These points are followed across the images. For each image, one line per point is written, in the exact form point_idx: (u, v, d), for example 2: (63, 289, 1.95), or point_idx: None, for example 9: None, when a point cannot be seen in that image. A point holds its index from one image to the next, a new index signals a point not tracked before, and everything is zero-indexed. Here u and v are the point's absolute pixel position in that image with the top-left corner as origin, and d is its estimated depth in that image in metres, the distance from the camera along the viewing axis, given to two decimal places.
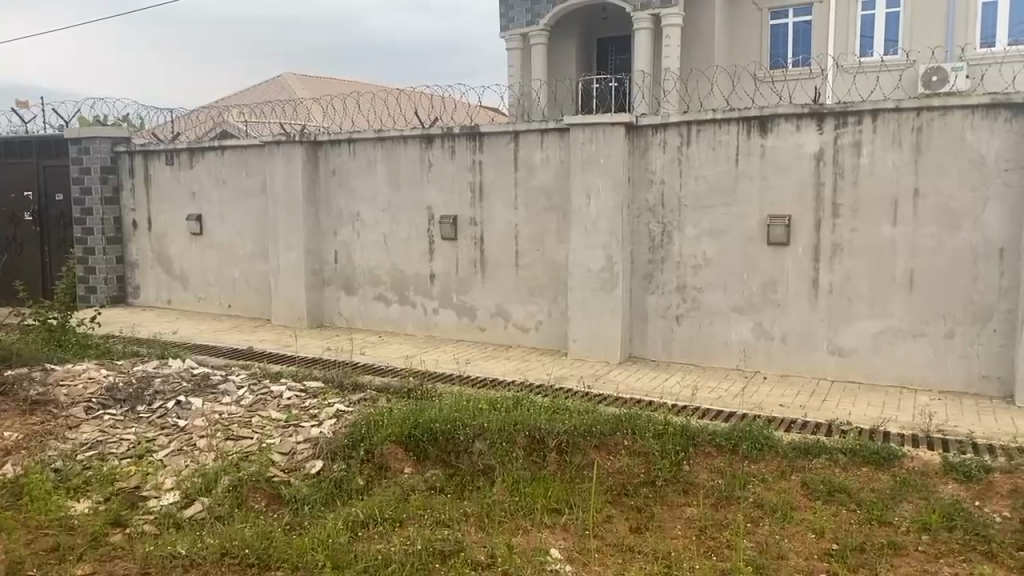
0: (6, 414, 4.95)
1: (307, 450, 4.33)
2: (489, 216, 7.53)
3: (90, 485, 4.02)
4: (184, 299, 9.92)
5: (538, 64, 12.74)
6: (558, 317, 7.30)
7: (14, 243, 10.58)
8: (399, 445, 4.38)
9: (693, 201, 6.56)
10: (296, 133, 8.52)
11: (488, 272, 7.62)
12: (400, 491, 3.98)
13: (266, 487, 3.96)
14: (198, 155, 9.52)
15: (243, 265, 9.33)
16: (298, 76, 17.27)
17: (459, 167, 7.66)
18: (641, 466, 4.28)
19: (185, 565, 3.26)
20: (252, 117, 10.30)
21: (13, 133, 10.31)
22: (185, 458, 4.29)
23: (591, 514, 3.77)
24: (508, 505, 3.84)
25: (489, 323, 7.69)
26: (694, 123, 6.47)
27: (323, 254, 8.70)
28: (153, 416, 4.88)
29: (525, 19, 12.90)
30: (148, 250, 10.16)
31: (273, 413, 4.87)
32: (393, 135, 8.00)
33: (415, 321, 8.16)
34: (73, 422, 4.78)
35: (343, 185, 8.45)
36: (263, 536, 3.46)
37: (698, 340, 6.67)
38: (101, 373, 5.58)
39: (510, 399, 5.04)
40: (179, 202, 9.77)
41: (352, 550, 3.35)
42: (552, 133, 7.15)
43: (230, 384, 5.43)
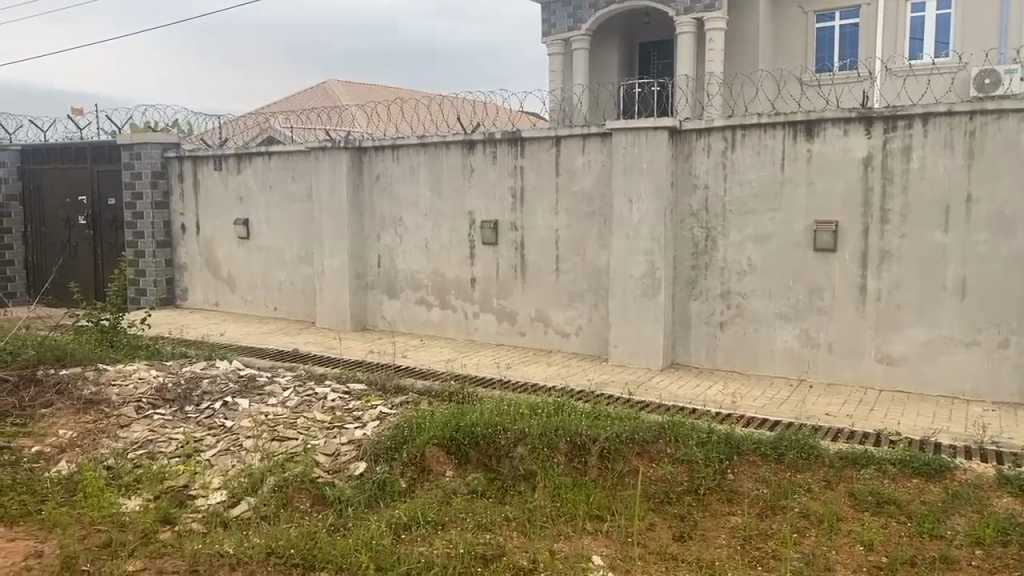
0: (61, 414, 5.08)
1: (350, 453, 4.38)
2: (531, 221, 7.54)
3: (140, 483, 4.12)
4: (231, 301, 10.11)
5: (580, 69, 12.73)
6: (599, 323, 7.27)
7: (68, 246, 10.90)
8: (440, 448, 4.39)
9: (738, 206, 6.49)
10: (341, 139, 8.63)
11: (528, 276, 7.62)
12: (441, 494, 4.00)
13: (310, 488, 4.00)
14: (246, 161, 9.70)
15: (288, 269, 9.47)
16: (342, 83, 17.51)
17: (500, 173, 7.69)
18: (683, 474, 4.24)
19: (232, 564, 3.31)
20: (297, 123, 10.46)
21: (68, 140, 10.61)
22: (232, 458, 4.36)
23: (633, 522, 3.74)
24: (550, 511, 3.83)
25: (529, 328, 7.69)
26: (739, 128, 6.41)
27: (366, 258, 8.79)
28: (201, 416, 4.97)
29: (566, 24, 12.91)
30: (196, 254, 10.38)
31: (317, 414, 4.94)
32: (435, 141, 8.05)
33: (455, 325, 8.20)
34: (124, 421, 4.90)
35: (386, 190, 8.53)
36: (308, 537, 3.50)
37: (742, 348, 6.58)
38: (150, 373, 5.70)
39: (551, 404, 5.03)
40: (227, 206, 9.95)
41: (394, 553, 3.37)
42: (594, 138, 7.13)
43: (276, 386, 5.51)
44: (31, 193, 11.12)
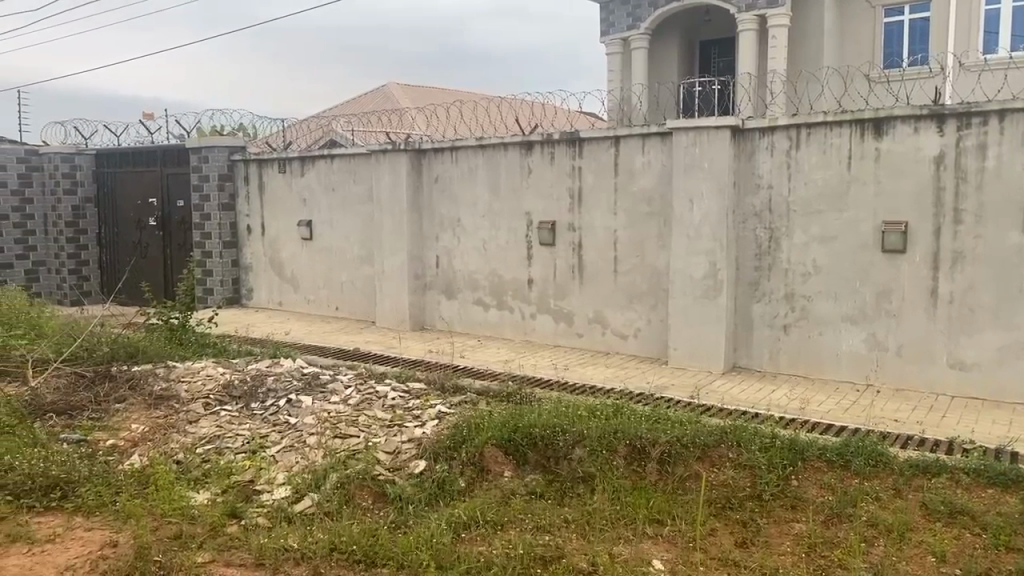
0: (134, 409, 5.26)
1: (410, 451, 4.42)
2: (589, 222, 7.51)
3: (208, 477, 4.23)
4: (294, 301, 10.33)
5: (639, 69, 12.63)
6: (658, 325, 7.20)
7: (140, 246, 11.29)
8: (499, 448, 4.41)
9: (802, 207, 6.35)
10: (401, 141, 8.73)
11: (586, 277, 7.59)
12: (500, 495, 4.01)
13: (371, 485, 4.06)
14: (309, 164, 9.89)
15: (349, 269, 9.63)
16: (401, 85, 17.74)
17: (559, 173, 7.67)
18: (745, 479, 4.16)
19: (296, 558, 3.38)
20: (358, 125, 10.62)
21: (140, 144, 10.98)
22: (296, 454, 4.45)
23: (695, 527, 3.69)
24: (610, 514, 3.80)
25: (587, 330, 7.65)
26: (804, 126, 6.27)
27: (424, 259, 8.88)
28: (267, 413, 5.09)
29: (625, 23, 12.83)
30: (261, 254, 10.63)
31: (378, 413, 5.01)
32: (493, 142, 8.08)
33: (513, 326, 8.21)
34: (192, 416, 5.04)
35: (445, 191, 8.60)
36: (369, 533, 3.55)
37: (806, 351, 6.44)
38: (218, 371, 5.85)
39: (610, 406, 5.00)
40: (291, 208, 10.17)
41: (455, 552, 3.39)
42: (654, 137, 7.06)
43: (338, 384, 5.61)
44: (106, 196, 11.54)
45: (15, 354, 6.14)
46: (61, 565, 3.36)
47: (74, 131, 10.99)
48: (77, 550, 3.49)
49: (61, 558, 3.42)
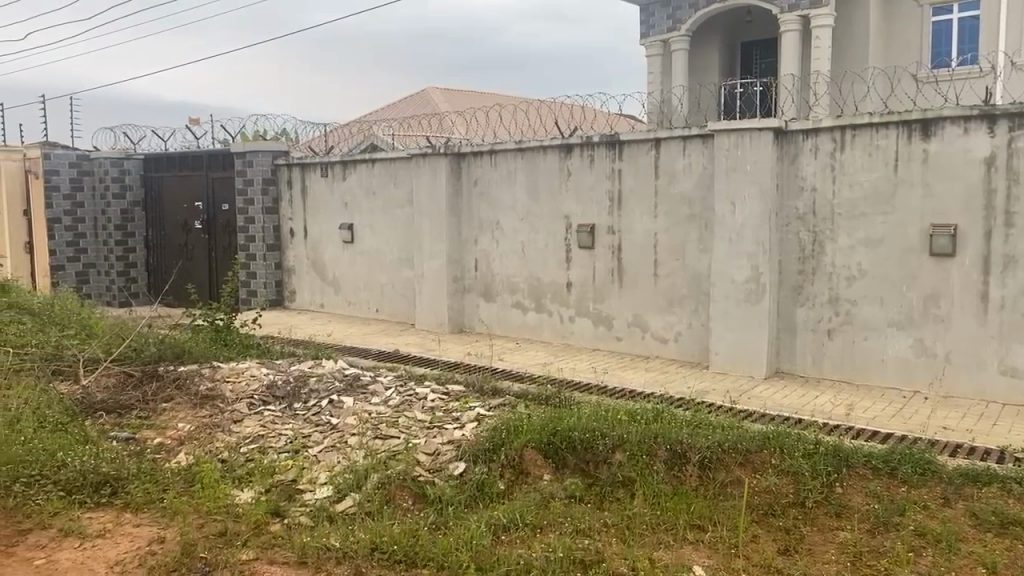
0: (180, 408, 5.37)
1: (449, 452, 4.44)
2: (629, 225, 7.47)
3: (252, 476, 4.30)
4: (335, 303, 10.45)
5: (679, 71, 12.52)
6: (698, 329, 7.14)
7: (186, 249, 11.53)
8: (538, 451, 4.40)
9: (847, 209, 6.25)
10: (441, 145, 8.78)
11: (626, 280, 7.55)
12: (539, 498, 4.00)
13: (411, 486, 4.09)
14: (350, 168, 10.00)
15: (389, 272, 9.72)
16: (441, 90, 17.88)
17: (598, 176, 7.65)
18: (788, 486, 4.10)
19: (338, 557, 3.41)
20: (398, 129, 10.71)
21: (186, 148, 11.21)
22: (337, 454, 4.50)
23: (736, 533, 3.64)
24: (649, 518, 3.78)
25: (627, 334, 7.62)
26: (849, 127, 6.17)
27: (463, 261, 8.92)
28: (309, 413, 5.16)
29: (665, 25, 12.76)
30: (303, 257, 10.78)
31: (417, 414, 5.04)
32: (532, 145, 8.09)
33: (551, 329, 8.20)
34: (237, 416, 5.12)
35: (484, 194, 8.63)
36: (409, 534, 3.57)
37: (851, 356, 6.33)
38: (261, 371, 5.95)
39: (650, 411, 4.97)
40: (332, 212, 10.30)
41: (494, 554, 3.40)
42: (695, 139, 7.00)
43: (378, 385, 5.66)
44: (153, 199, 11.80)
45: (67, 353, 6.30)
46: (111, 560, 3.45)
47: (123, 136, 11.27)
48: (127, 545, 3.58)
49: (111, 553, 3.52)
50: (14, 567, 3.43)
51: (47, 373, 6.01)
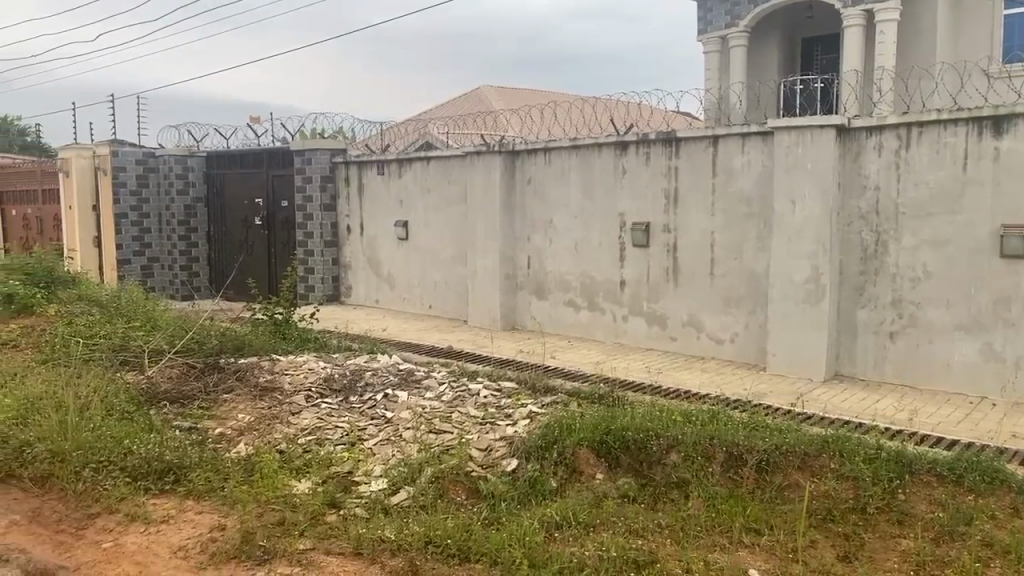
0: (240, 399, 5.50)
1: (502, 449, 4.45)
2: (685, 223, 7.39)
3: (309, 467, 4.37)
4: (390, 299, 10.57)
5: (737, 68, 12.34)
6: (755, 329, 7.02)
7: (246, 244, 11.80)
8: (591, 450, 4.38)
9: (912, 209, 6.07)
10: (496, 142, 8.81)
11: (681, 280, 7.47)
12: (592, 497, 3.98)
13: (465, 481, 4.12)
14: (406, 165, 10.10)
15: (443, 268, 9.79)
16: (495, 88, 17.94)
17: (654, 174, 7.58)
18: (847, 491, 4.00)
19: (393, 549, 3.45)
20: (453, 127, 10.76)
21: (247, 146, 11.47)
22: (392, 448, 4.56)
23: (794, 537, 3.57)
24: (704, 520, 3.73)
25: (681, 334, 7.54)
26: (915, 125, 5.99)
27: (516, 259, 8.93)
28: (364, 406, 5.24)
29: (723, 21, 12.58)
30: (359, 253, 10.93)
31: (470, 410, 5.07)
32: (587, 143, 8.06)
33: (604, 328, 8.16)
34: (295, 408, 5.22)
35: (538, 192, 8.63)
36: (463, 528, 3.60)
37: (914, 360, 6.15)
38: (318, 365, 6.05)
39: (705, 412, 4.90)
40: (388, 209, 10.41)
41: (547, 551, 3.40)
42: (754, 137, 6.88)
43: (432, 380, 5.71)
44: (215, 195, 12.10)
45: (133, 344, 6.51)
46: (175, 545, 3.56)
47: (187, 134, 11.58)
48: (189, 531, 3.69)
49: (175, 538, 3.63)
50: (84, 550, 3.57)
51: (114, 363, 6.21)
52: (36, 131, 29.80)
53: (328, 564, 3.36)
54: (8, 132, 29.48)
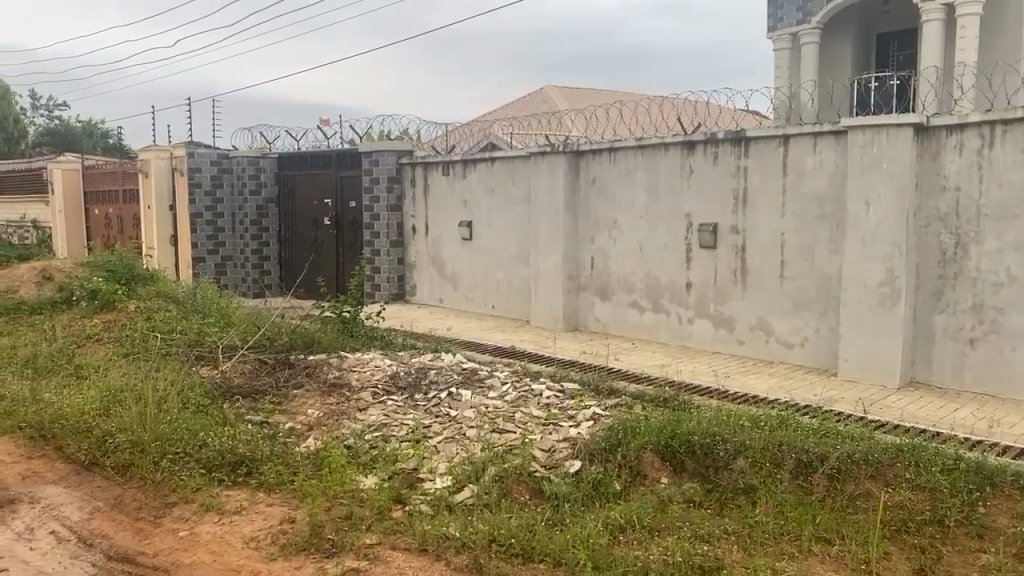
0: (310, 395, 5.63)
1: (565, 450, 4.45)
2: (754, 224, 7.25)
3: (376, 462, 4.44)
4: (453, 299, 10.67)
5: (809, 65, 12.06)
6: (827, 334, 6.85)
7: (315, 244, 12.07)
8: (656, 453, 4.35)
9: (995, 211, 5.84)
10: (561, 142, 8.80)
11: (749, 282, 7.34)
12: (657, 500, 3.95)
13: (528, 481, 4.13)
14: (470, 166, 10.17)
15: (506, 268, 9.83)
16: (560, 88, 17.93)
17: (722, 174, 7.46)
18: (924, 502, 3.86)
19: (458, 546, 3.48)
20: (517, 127, 10.79)
21: (317, 148, 11.73)
22: (456, 446, 4.60)
23: (868, 548, 3.46)
24: (773, 528, 3.66)
25: (749, 337, 7.40)
26: (999, 123, 5.76)
27: (580, 260, 8.90)
28: (429, 404, 5.30)
29: (795, 17, 12.31)
30: (424, 253, 11.06)
31: (534, 410, 5.08)
32: (654, 142, 7.98)
33: (669, 330, 8.07)
34: (361, 404, 5.32)
35: (602, 192, 8.58)
36: (526, 528, 3.60)
37: (996, 368, 5.90)
38: (385, 362, 6.14)
39: (774, 417, 4.81)
40: (452, 209, 10.50)
41: (612, 553, 3.38)
42: (826, 136, 6.71)
43: (495, 380, 5.75)
44: (286, 196, 12.41)
45: (208, 339, 6.71)
46: (247, 536, 3.67)
47: (260, 137, 11.91)
48: (261, 523, 3.79)
49: (247, 529, 3.73)
50: (162, 538, 3.72)
51: (190, 358, 6.43)
52: (119, 132, 30.96)
53: (394, 559, 3.42)
54: (92, 134, 30.69)
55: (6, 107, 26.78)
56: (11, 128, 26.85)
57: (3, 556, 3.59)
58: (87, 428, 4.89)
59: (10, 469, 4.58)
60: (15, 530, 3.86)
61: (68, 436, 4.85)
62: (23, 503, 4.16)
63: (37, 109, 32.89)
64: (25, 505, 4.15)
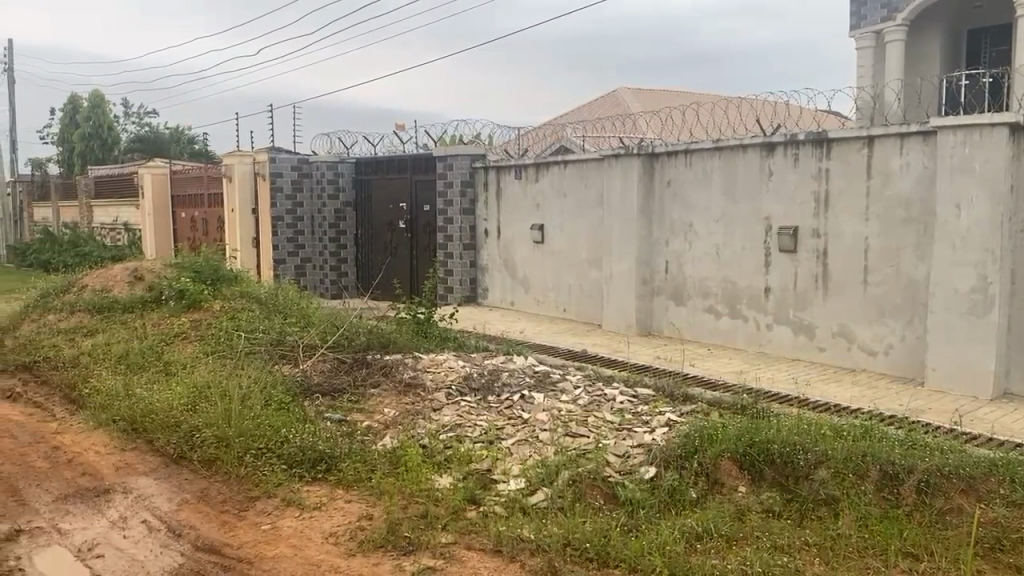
0: (386, 394, 5.73)
1: (640, 456, 4.41)
2: (836, 228, 7.05)
3: (450, 462, 4.48)
4: (525, 301, 10.70)
5: (894, 64, 11.63)
6: (913, 342, 6.60)
7: (391, 247, 12.30)
8: (734, 461, 4.26)
9: None
10: (635, 145, 8.73)
11: (831, 287, 7.13)
12: (734, 509, 3.88)
13: (602, 486, 4.11)
14: (543, 169, 10.18)
15: (579, 272, 9.80)
16: (632, 90, 17.79)
17: (803, 176, 7.28)
18: (1019, 519, 3.67)
19: (532, 549, 3.49)
20: (591, 130, 10.74)
21: (393, 153, 11.92)
22: (530, 448, 4.62)
23: (960, 567, 3.31)
24: (856, 541, 3.54)
25: (830, 344, 7.19)
26: None
27: (654, 264, 8.81)
28: (502, 406, 5.34)
29: (879, 14, 11.88)
30: (495, 256, 11.12)
31: (607, 415, 5.05)
32: (731, 144, 7.84)
33: (746, 336, 7.91)
34: (436, 405, 5.38)
35: (677, 195, 8.47)
36: (600, 533, 3.58)
37: None
38: (458, 364, 6.20)
39: (858, 427, 4.65)
40: (525, 212, 10.53)
41: (688, 561, 3.33)
42: (914, 137, 6.47)
43: (568, 383, 5.74)
44: (362, 199, 12.68)
45: (289, 338, 6.89)
46: (326, 531, 3.76)
47: (338, 142, 12.20)
48: (339, 519, 3.87)
49: (327, 525, 3.82)
50: (246, 531, 3.84)
51: (272, 356, 6.62)
52: (205, 136, 32.09)
53: (469, 559, 3.45)
54: (180, 139, 31.91)
55: (101, 115, 28.11)
56: (106, 134, 28.16)
57: (99, 543, 3.78)
58: (175, 423, 5.09)
59: (104, 461, 4.82)
60: (110, 519, 4.06)
61: (159, 430, 5.07)
62: (117, 493, 4.37)
63: (129, 117, 34.41)
64: (119, 494, 4.36)
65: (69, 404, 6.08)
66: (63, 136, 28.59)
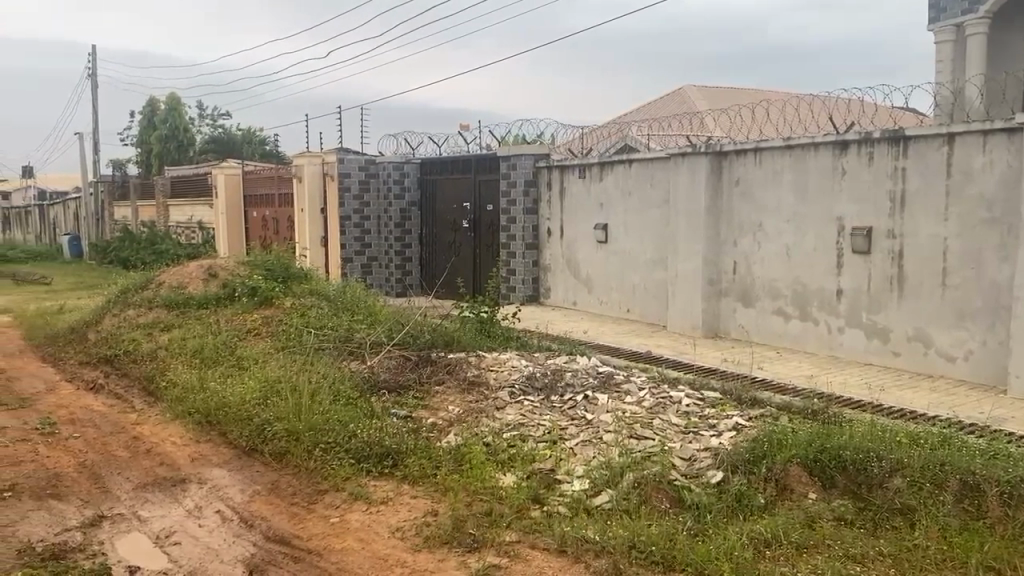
0: (450, 392, 5.78)
1: (706, 460, 4.34)
2: (913, 229, 6.82)
3: (513, 461, 4.49)
4: (588, 302, 10.65)
5: (976, 58, 11.15)
6: (995, 347, 6.33)
7: (455, 246, 12.41)
8: (803, 467, 4.16)
9: None
10: (702, 143, 8.61)
11: (907, 290, 6.90)
12: (804, 515, 3.78)
13: (668, 489, 4.06)
14: (607, 168, 10.12)
15: (643, 272, 9.71)
16: (698, 87, 17.53)
17: (879, 175, 7.06)
18: None
19: (596, 550, 3.47)
20: (656, 130, 10.63)
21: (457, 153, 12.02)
22: (593, 449, 4.60)
23: None
24: (934, 554, 3.41)
25: (906, 348, 6.96)
26: None
27: (721, 264, 8.66)
28: (566, 406, 5.33)
29: (960, 7, 11.40)
30: (558, 256, 11.10)
31: (672, 418, 4.99)
32: (802, 142, 7.65)
33: (817, 339, 7.71)
34: (499, 403, 5.41)
35: (746, 194, 8.32)
36: (666, 536, 3.54)
37: None
38: (521, 363, 6.22)
39: (934, 435, 4.49)
40: (589, 212, 10.48)
41: (756, 568, 3.28)
42: (998, 134, 6.21)
43: (632, 385, 5.69)
44: (427, 199, 12.82)
45: (357, 336, 7.00)
46: (393, 525, 3.81)
47: (404, 143, 12.34)
48: (405, 514, 3.92)
49: (393, 520, 3.87)
50: (315, 524, 3.92)
51: (339, 353, 6.74)
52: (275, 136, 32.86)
53: (533, 558, 3.45)
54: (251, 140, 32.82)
55: (177, 117, 29.08)
56: (182, 135, 29.11)
57: (176, 531, 3.92)
58: (247, 416, 5.22)
59: (181, 452, 4.99)
60: (186, 508, 4.20)
61: (231, 423, 5.22)
62: (193, 483, 4.52)
63: (203, 119, 35.45)
64: (195, 484, 4.51)
65: (147, 397, 6.32)
66: (142, 137, 29.68)
